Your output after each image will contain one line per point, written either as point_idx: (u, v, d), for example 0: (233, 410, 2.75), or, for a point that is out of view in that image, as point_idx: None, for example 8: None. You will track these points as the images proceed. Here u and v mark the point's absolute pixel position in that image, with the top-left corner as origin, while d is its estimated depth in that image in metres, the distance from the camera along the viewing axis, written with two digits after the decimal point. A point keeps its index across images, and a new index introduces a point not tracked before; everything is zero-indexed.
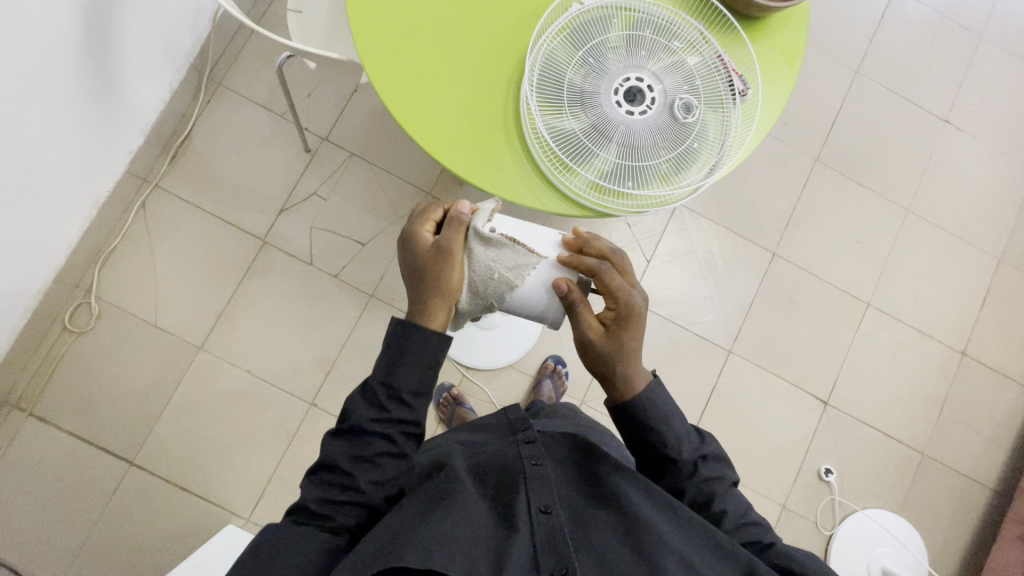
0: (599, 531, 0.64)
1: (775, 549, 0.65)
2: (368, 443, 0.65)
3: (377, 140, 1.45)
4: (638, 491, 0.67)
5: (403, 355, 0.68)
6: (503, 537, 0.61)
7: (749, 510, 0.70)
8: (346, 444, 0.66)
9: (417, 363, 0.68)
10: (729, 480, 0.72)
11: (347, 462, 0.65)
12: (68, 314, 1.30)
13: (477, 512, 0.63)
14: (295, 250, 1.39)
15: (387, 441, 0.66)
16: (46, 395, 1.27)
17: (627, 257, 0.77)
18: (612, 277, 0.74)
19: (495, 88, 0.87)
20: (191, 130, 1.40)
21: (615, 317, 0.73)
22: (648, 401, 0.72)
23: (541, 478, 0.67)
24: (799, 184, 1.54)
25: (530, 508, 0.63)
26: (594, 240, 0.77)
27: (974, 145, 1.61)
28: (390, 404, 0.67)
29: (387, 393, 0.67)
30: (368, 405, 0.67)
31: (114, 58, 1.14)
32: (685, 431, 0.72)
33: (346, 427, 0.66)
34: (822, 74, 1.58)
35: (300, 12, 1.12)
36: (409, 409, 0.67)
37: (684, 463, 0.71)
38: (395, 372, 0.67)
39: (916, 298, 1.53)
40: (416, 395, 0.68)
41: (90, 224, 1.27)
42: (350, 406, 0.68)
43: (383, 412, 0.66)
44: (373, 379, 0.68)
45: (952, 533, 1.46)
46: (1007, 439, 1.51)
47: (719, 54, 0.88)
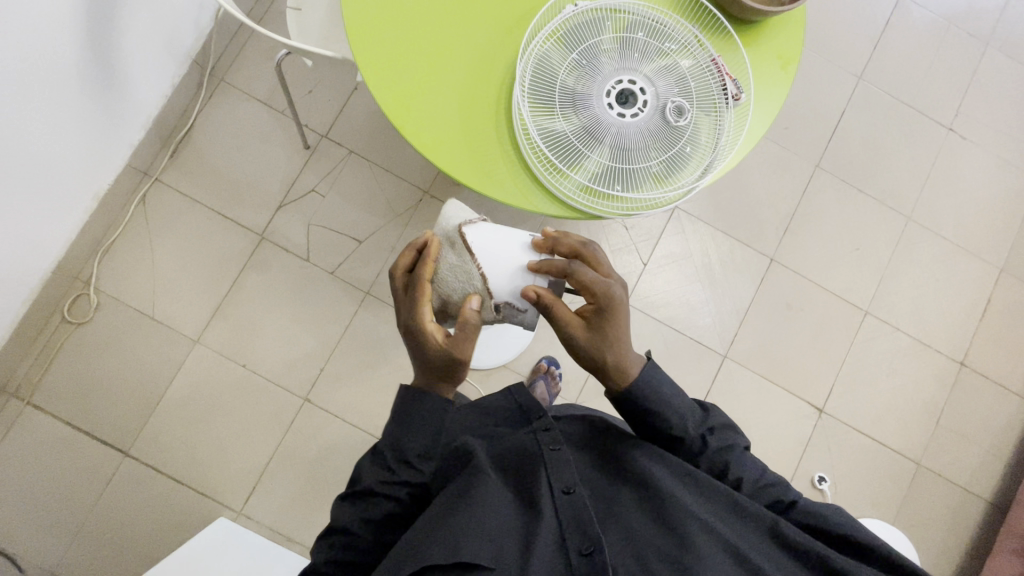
0: (623, 510, 0.66)
1: (797, 508, 0.68)
2: (377, 503, 0.67)
3: (376, 137, 1.46)
4: (659, 465, 0.69)
5: (407, 421, 0.70)
6: (528, 517, 0.64)
7: (765, 469, 0.72)
8: (355, 504, 0.68)
9: (424, 430, 0.70)
10: (740, 445, 0.73)
11: (356, 522, 0.67)
12: (67, 305, 1.31)
13: (500, 494, 0.65)
14: (293, 246, 1.40)
15: (394, 501, 0.68)
16: (44, 385, 1.29)
17: (598, 249, 0.75)
18: (583, 272, 0.71)
19: (488, 89, 0.87)
20: (192, 125, 1.41)
21: (595, 310, 0.70)
22: (643, 384, 0.70)
23: (561, 461, 0.68)
24: (799, 189, 1.53)
25: (552, 488, 0.66)
26: (563, 238, 0.77)
27: (977, 153, 1.59)
28: (397, 465, 0.69)
29: (396, 455, 0.70)
30: (378, 466, 0.70)
31: (116, 53, 1.15)
32: (687, 407, 0.72)
33: (354, 490, 0.69)
34: (824, 80, 1.56)
35: (299, 9, 1.13)
36: (417, 471, 0.69)
37: (693, 439, 0.71)
38: (401, 434, 0.70)
39: (915, 306, 1.52)
40: (422, 456, 0.69)
41: (91, 217, 1.29)
42: (362, 469, 0.71)
43: (393, 474, 0.69)
44: (383, 442, 0.71)
45: (948, 544, 1.44)
46: (1005, 450, 1.49)
47: (712, 57, 0.87)
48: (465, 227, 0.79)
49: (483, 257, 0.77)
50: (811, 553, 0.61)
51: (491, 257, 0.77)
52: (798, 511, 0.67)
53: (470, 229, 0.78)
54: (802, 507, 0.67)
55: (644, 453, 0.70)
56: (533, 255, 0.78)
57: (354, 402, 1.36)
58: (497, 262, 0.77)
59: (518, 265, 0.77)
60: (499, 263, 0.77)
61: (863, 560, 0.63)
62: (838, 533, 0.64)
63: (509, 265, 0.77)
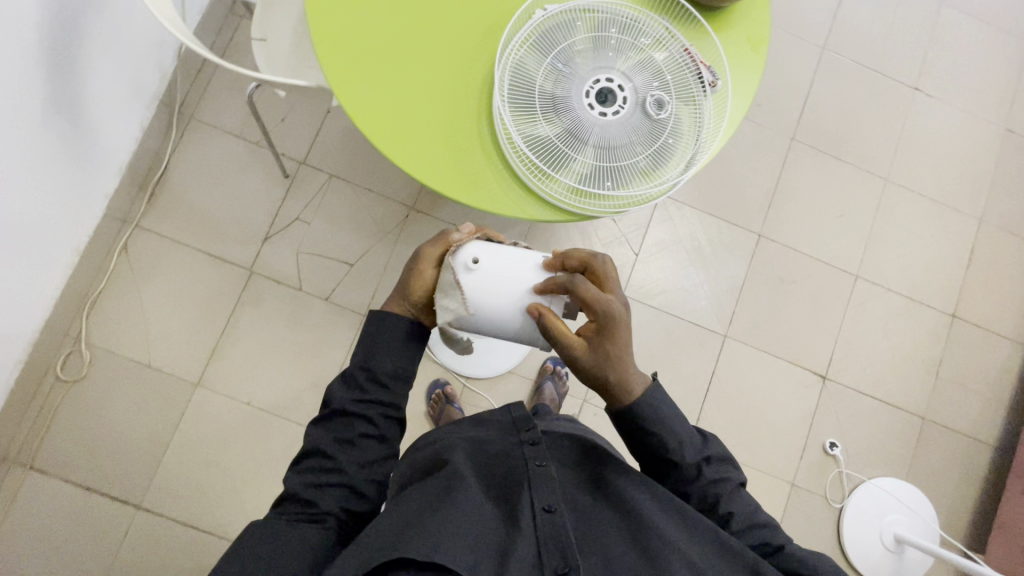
0: (604, 533, 0.66)
1: (784, 553, 0.67)
2: (349, 424, 0.71)
3: (355, 159, 1.45)
4: (644, 493, 0.69)
5: (377, 344, 0.74)
6: (508, 533, 0.63)
7: (759, 509, 0.72)
8: (328, 428, 0.71)
9: (391, 350, 0.74)
10: (735, 481, 0.73)
11: (331, 445, 0.69)
12: (59, 364, 1.28)
13: (481, 510, 0.65)
14: (283, 277, 1.38)
15: (367, 422, 0.71)
16: (45, 449, 1.26)
17: (607, 260, 0.72)
18: (587, 287, 0.69)
19: (466, 102, 0.87)
20: (166, 166, 1.39)
21: (597, 328, 0.69)
22: (644, 403, 0.71)
23: (545, 477, 0.69)
24: (778, 164, 1.55)
25: (534, 506, 0.66)
26: (572, 251, 0.74)
27: (944, 108, 1.63)
28: (368, 386, 0.73)
29: (365, 375, 0.73)
30: (348, 388, 0.73)
31: (82, 102, 1.13)
32: (687, 433, 0.72)
33: (327, 411, 0.72)
34: (789, 54, 1.59)
35: (264, 40, 1.12)
36: (386, 391, 0.73)
37: (688, 466, 0.72)
38: (372, 355, 0.74)
39: (902, 265, 1.55)
40: (394, 376, 0.74)
41: (73, 271, 1.26)
42: (331, 393, 0.74)
43: (364, 393, 0.72)
44: (351, 365, 0.75)
45: (960, 494, 1.47)
46: (1004, 395, 1.53)
47: (685, 48, 0.88)
48: (472, 247, 0.76)
49: (485, 278, 0.74)
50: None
51: (501, 279, 0.74)
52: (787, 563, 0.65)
53: (476, 245, 0.76)
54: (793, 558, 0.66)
55: (627, 475, 0.71)
56: (544, 275, 0.75)
57: None
58: (506, 284, 0.74)
59: (526, 287, 0.74)
60: (507, 283, 0.74)
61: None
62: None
63: (517, 286, 0.74)
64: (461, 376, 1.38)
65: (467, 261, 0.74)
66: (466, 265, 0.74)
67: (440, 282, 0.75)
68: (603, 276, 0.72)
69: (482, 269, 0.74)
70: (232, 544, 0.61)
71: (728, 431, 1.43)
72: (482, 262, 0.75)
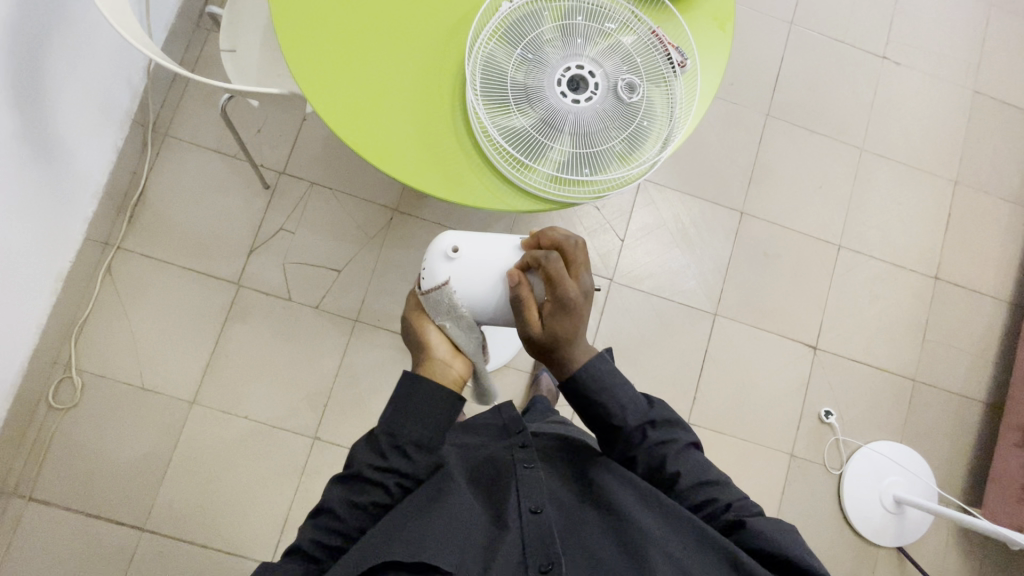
0: (589, 530, 0.67)
1: (745, 530, 0.65)
2: (366, 489, 0.68)
3: (335, 165, 1.44)
4: (626, 487, 0.71)
5: (403, 408, 0.69)
6: (494, 535, 0.65)
7: (709, 468, 0.72)
8: (345, 486, 0.68)
9: (422, 418, 0.69)
10: (682, 441, 0.73)
11: (345, 506, 0.67)
12: (51, 391, 1.27)
13: (470, 511, 0.67)
14: (272, 288, 1.38)
15: (384, 490, 0.68)
16: (43, 478, 1.25)
17: (581, 245, 0.71)
18: (553, 266, 0.69)
19: (439, 99, 0.87)
20: (144, 187, 1.38)
21: (553, 307, 0.68)
22: (589, 372, 0.71)
23: (532, 479, 0.71)
24: (755, 141, 1.57)
25: (520, 508, 0.67)
26: (549, 230, 0.73)
27: (913, 75, 1.65)
28: (391, 451, 0.69)
29: (389, 441, 0.69)
30: (371, 450, 0.69)
31: (53, 127, 1.11)
32: (630, 398, 0.72)
33: (346, 471, 0.69)
34: (758, 31, 1.61)
35: (233, 50, 1.12)
36: (409, 462, 0.69)
37: (631, 429, 0.71)
38: (398, 421, 0.69)
39: (883, 231, 1.57)
40: (418, 448, 0.69)
41: (58, 298, 1.25)
42: (355, 451, 0.70)
43: (384, 461, 0.68)
44: (378, 426, 0.70)
45: (955, 452, 1.50)
46: (991, 352, 1.56)
47: (653, 30, 0.89)
48: (452, 236, 0.79)
49: (467, 256, 0.77)
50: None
51: (478, 262, 0.77)
52: (748, 530, 0.65)
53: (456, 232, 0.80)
54: (751, 524, 0.65)
55: (613, 474, 0.73)
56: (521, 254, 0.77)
57: (363, 432, 1.35)
58: (481, 265, 0.77)
59: (502, 269, 0.76)
60: (482, 263, 0.76)
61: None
62: (786, 560, 0.62)
63: (492, 265, 0.76)
64: None
65: (448, 250, 0.78)
66: (448, 256, 0.78)
67: (422, 271, 0.80)
68: (572, 257, 0.70)
69: (461, 257, 0.77)
70: None
71: (725, 408, 1.45)
72: (461, 252, 0.77)
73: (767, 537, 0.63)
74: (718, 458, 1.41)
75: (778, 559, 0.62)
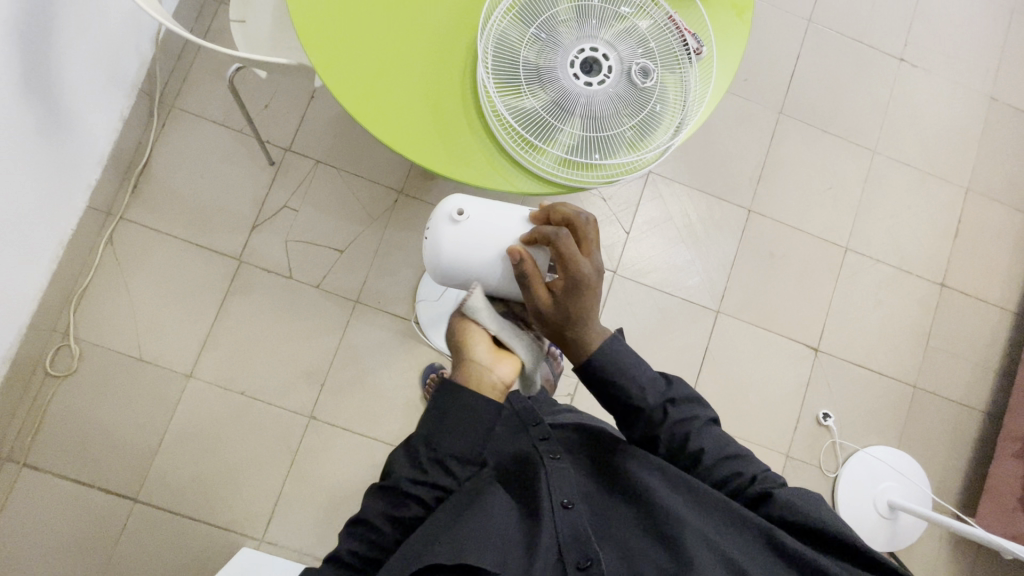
0: (622, 526, 0.67)
1: (774, 501, 0.65)
2: (405, 502, 0.64)
3: (342, 144, 1.43)
4: (653, 474, 0.70)
5: (440, 421, 0.65)
6: (529, 530, 0.65)
7: (729, 442, 0.71)
8: (384, 498, 0.65)
9: (464, 431, 0.64)
10: (703, 418, 0.70)
11: (382, 518, 0.64)
12: (48, 358, 1.27)
13: (505, 507, 0.66)
14: (273, 265, 1.37)
15: (421, 503, 0.64)
16: (38, 444, 1.25)
17: (593, 222, 0.70)
18: (563, 241, 0.68)
19: (451, 77, 0.86)
20: (149, 158, 1.37)
21: (565, 285, 0.67)
22: (603, 355, 0.69)
23: (561, 472, 0.70)
24: (766, 139, 1.55)
25: (552, 502, 0.67)
26: (559, 206, 0.72)
27: (931, 80, 1.63)
28: (431, 465, 0.65)
29: (429, 452, 0.65)
30: (411, 462, 0.65)
31: (59, 91, 1.10)
32: (649, 377, 0.70)
33: (385, 482, 0.65)
34: (775, 26, 1.59)
35: (243, 21, 1.10)
36: (450, 476, 0.65)
37: (653, 410, 0.70)
38: (438, 433, 0.65)
39: (891, 236, 1.56)
40: (459, 461, 0.65)
41: (58, 265, 1.24)
42: (393, 461, 0.67)
43: (424, 473, 0.64)
44: (417, 436, 0.66)
45: (952, 460, 1.50)
46: (994, 362, 1.55)
47: (669, 15, 0.88)
48: (457, 199, 0.78)
49: (473, 221, 0.76)
50: (798, 558, 0.60)
51: (484, 228, 0.75)
52: (775, 502, 0.65)
53: (466, 197, 0.79)
54: (777, 496, 0.65)
55: (637, 460, 0.72)
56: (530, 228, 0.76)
57: (360, 413, 1.35)
58: (486, 231, 0.75)
59: (511, 240, 0.75)
60: (485, 230, 0.75)
61: (836, 557, 0.62)
62: (813, 527, 0.63)
63: (498, 234, 0.75)
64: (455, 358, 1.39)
65: (452, 212, 0.76)
66: (453, 218, 0.76)
67: (426, 234, 0.79)
68: (584, 234, 0.69)
69: (466, 220, 0.76)
70: None
71: (722, 406, 1.44)
72: (467, 215, 0.76)
73: (794, 508, 0.64)
74: None
75: (807, 528, 0.63)
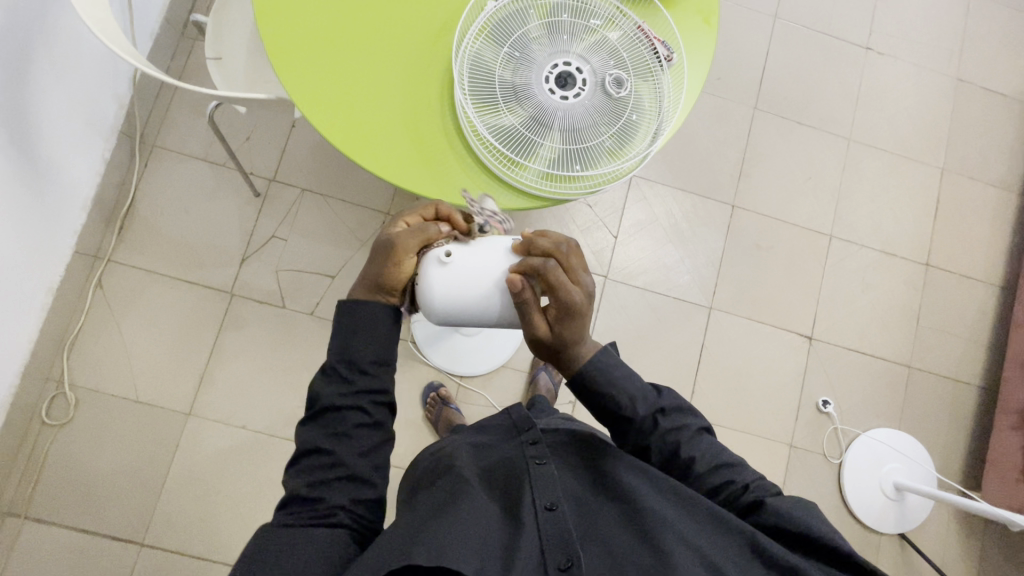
0: (605, 525, 0.67)
1: (765, 510, 0.65)
2: (341, 418, 0.66)
3: (325, 170, 1.44)
4: (639, 477, 0.70)
5: (353, 335, 0.68)
6: (511, 533, 0.64)
7: (722, 450, 0.72)
8: (320, 424, 0.66)
9: (374, 337, 0.69)
10: (693, 427, 0.72)
11: (326, 441, 0.65)
12: (44, 408, 1.26)
13: (485, 509, 0.66)
14: (266, 295, 1.37)
15: (358, 411, 0.66)
16: (39, 495, 1.23)
17: (574, 246, 0.70)
18: (554, 274, 0.67)
19: (429, 101, 0.87)
20: (133, 198, 1.37)
21: (559, 313, 0.68)
22: (593, 367, 0.71)
23: (546, 476, 0.70)
24: (743, 134, 1.57)
25: (536, 505, 0.67)
26: (541, 237, 0.70)
27: (897, 65, 1.67)
28: (353, 375, 0.68)
29: (347, 367, 0.68)
30: (332, 382, 0.67)
31: (39, 141, 1.10)
32: (639, 388, 0.71)
33: (314, 409, 0.66)
34: (742, 25, 1.62)
35: (219, 58, 1.11)
36: (374, 378, 0.68)
37: (643, 420, 0.71)
38: (350, 346, 0.68)
39: (873, 220, 1.58)
40: (376, 363, 0.68)
41: (48, 313, 1.23)
42: (316, 390, 0.68)
43: (350, 384, 0.67)
44: (330, 359, 0.69)
45: (953, 436, 1.51)
46: (984, 336, 1.57)
47: (638, 25, 0.89)
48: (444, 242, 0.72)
49: (462, 261, 0.71)
50: (780, 564, 0.60)
51: (475, 269, 0.71)
52: (766, 511, 0.65)
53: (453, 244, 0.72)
54: (770, 505, 0.65)
55: (624, 464, 0.72)
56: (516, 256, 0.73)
57: None
58: (477, 273, 0.70)
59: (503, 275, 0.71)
60: (477, 271, 0.71)
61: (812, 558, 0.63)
62: (799, 534, 0.63)
63: (490, 273, 0.71)
64: (454, 376, 1.40)
65: (440, 256, 0.70)
66: (440, 258, 0.70)
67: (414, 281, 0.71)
68: (568, 262, 0.69)
69: (455, 263, 0.70)
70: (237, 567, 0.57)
71: (723, 400, 1.45)
72: (456, 257, 0.70)
73: (782, 515, 0.64)
74: None
75: (790, 534, 0.63)
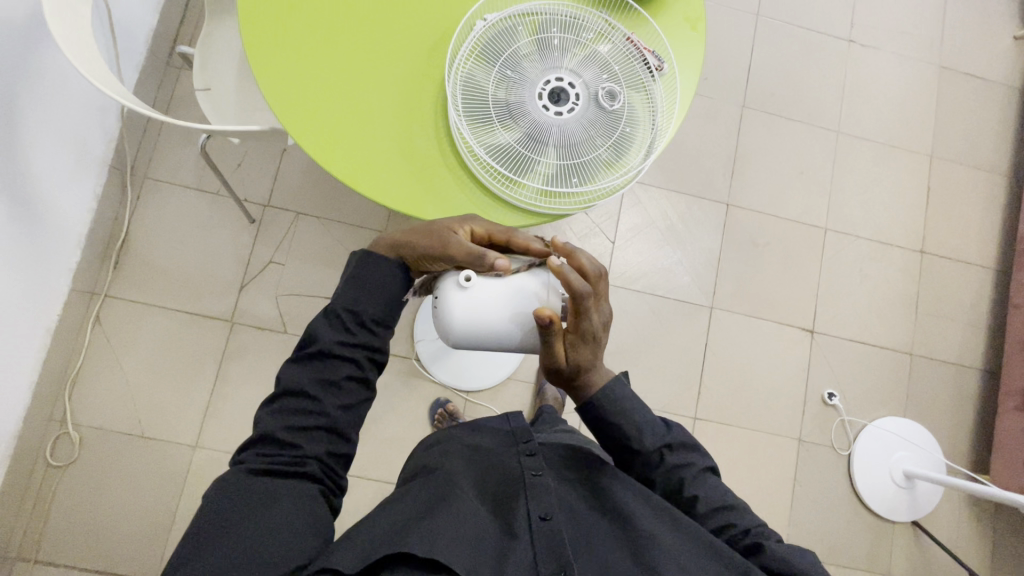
0: (599, 539, 0.65)
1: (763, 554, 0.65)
2: (336, 366, 0.65)
3: (320, 192, 1.43)
4: (638, 499, 0.69)
5: (361, 285, 0.68)
6: (504, 543, 0.62)
7: (727, 492, 0.71)
8: (311, 367, 0.65)
9: (379, 295, 0.68)
10: (700, 465, 0.73)
11: (314, 386, 0.64)
12: (48, 449, 1.24)
13: (477, 515, 0.64)
14: (267, 322, 1.37)
15: (354, 366, 0.66)
16: (47, 538, 1.22)
17: (603, 274, 0.68)
18: (587, 302, 0.65)
19: (423, 122, 0.87)
20: (127, 232, 1.36)
21: (578, 339, 0.68)
22: (604, 396, 0.72)
23: (541, 488, 0.68)
24: (733, 133, 1.58)
25: (529, 515, 0.65)
26: (575, 254, 0.68)
27: (881, 56, 1.68)
28: (355, 328, 0.67)
29: (352, 317, 0.67)
30: (333, 327, 0.66)
31: (30, 181, 1.09)
32: (648, 420, 0.73)
33: (311, 350, 0.65)
34: (725, 24, 1.63)
35: (208, 88, 1.11)
36: (374, 336, 0.67)
37: (649, 453, 0.72)
38: (357, 299, 0.68)
39: (866, 210, 1.60)
40: (378, 321, 0.68)
41: (47, 353, 1.21)
42: (314, 329, 0.66)
43: (350, 336, 0.66)
44: (336, 304, 0.68)
45: (958, 421, 1.53)
46: (983, 318, 1.59)
47: (627, 37, 0.90)
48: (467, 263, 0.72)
49: (484, 283, 0.70)
50: None
51: (495, 294, 0.71)
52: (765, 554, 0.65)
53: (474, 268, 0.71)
54: (770, 549, 0.65)
55: (623, 485, 0.71)
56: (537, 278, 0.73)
57: (376, 459, 1.33)
58: (495, 299, 0.71)
59: (522, 301, 0.71)
60: (496, 296, 0.71)
61: None
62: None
63: (509, 298, 0.71)
64: (461, 391, 1.39)
65: (462, 278, 0.70)
66: (461, 280, 0.70)
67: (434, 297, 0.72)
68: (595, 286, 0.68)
69: (475, 288, 0.70)
70: (202, 504, 0.56)
71: (729, 399, 1.46)
72: (477, 282, 0.70)
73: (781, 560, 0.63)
74: (730, 448, 1.42)
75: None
